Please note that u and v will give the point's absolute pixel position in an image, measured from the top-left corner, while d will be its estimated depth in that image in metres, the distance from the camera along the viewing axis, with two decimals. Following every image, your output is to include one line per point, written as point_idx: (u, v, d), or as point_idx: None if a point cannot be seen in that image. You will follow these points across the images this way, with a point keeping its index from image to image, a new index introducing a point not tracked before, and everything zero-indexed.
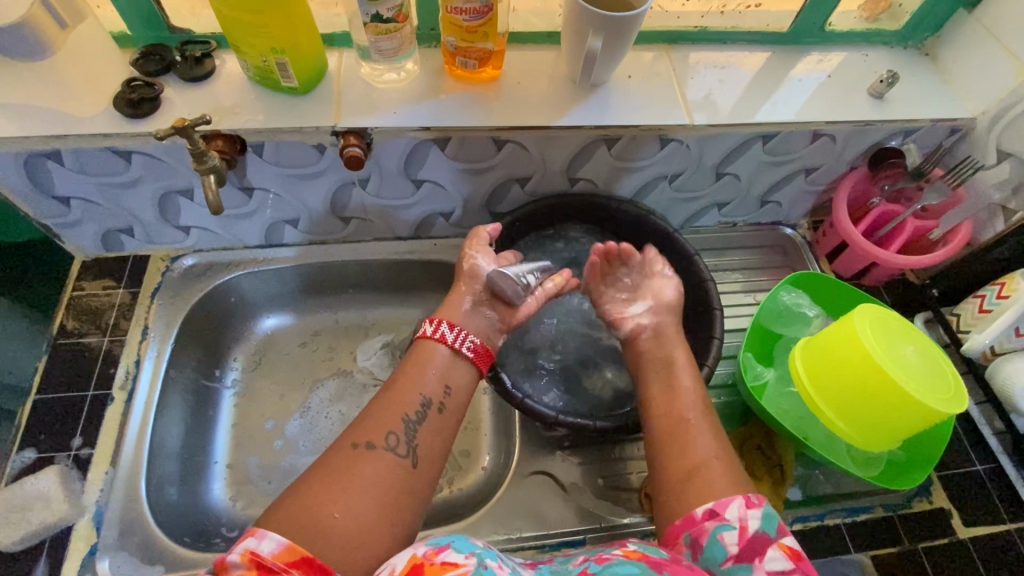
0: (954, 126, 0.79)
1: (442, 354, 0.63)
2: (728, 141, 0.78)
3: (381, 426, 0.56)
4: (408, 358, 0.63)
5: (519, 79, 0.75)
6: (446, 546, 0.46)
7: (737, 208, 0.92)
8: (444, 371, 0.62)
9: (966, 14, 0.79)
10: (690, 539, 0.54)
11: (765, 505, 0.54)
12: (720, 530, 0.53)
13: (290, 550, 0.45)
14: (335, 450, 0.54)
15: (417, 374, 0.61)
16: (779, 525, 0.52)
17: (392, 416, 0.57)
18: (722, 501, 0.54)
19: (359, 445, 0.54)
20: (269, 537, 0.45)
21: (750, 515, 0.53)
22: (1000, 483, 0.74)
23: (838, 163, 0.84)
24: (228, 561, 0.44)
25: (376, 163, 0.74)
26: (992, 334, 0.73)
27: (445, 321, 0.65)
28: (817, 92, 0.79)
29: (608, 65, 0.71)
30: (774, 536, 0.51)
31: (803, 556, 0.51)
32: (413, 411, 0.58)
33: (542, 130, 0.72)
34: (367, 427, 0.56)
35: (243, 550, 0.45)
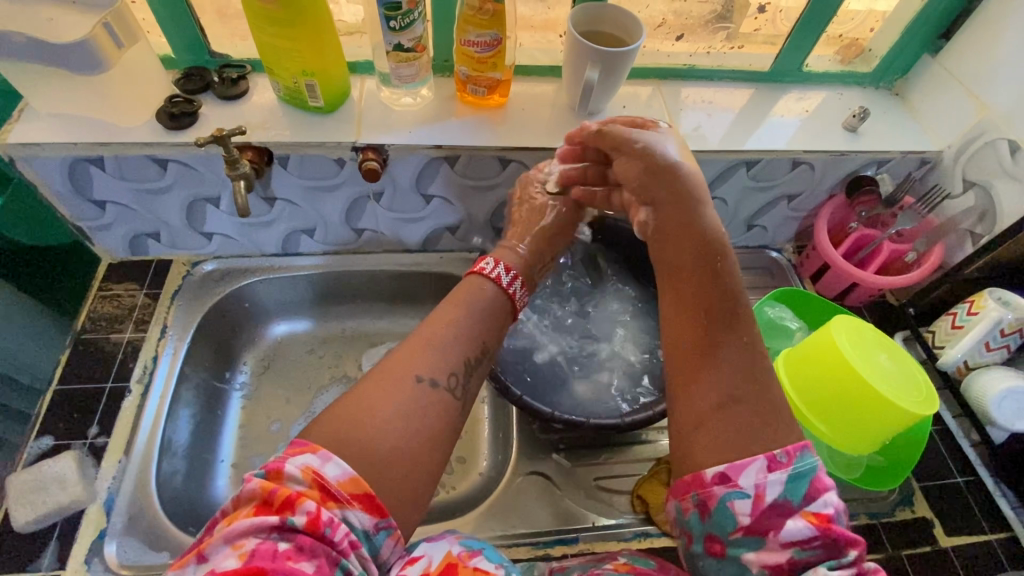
0: (924, 158, 0.86)
1: (494, 297, 0.65)
2: (715, 167, 0.85)
3: (432, 363, 0.57)
4: (457, 295, 0.64)
5: (524, 107, 0.82)
6: (478, 551, 0.52)
7: (725, 230, 0.98)
8: (494, 317, 0.65)
9: (930, 58, 0.87)
10: (698, 500, 0.49)
11: (793, 465, 0.47)
12: (732, 496, 0.47)
13: (354, 482, 0.47)
14: (391, 376, 0.55)
15: (474, 314, 0.63)
16: (807, 494, 0.46)
17: (447, 354, 0.58)
18: (738, 465, 0.48)
19: (414, 376, 0.55)
20: (335, 462, 0.47)
21: (770, 482, 0.47)
22: (980, 495, 0.77)
23: (817, 190, 0.91)
24: (288, 474, 0.46)
25: (391, 177, 0.80)
26: (962, 349, 0.78)
27: (503, 265, 0.68)
28: (796, 125, 0.86)
29: (605, 95, 0.78)
30: (795, 505, 0.46)
31: (830, 522, 0.46)
32: (467, 349, 0.60)
33: (543, 152, 0.79)
34: (420, 361, 0.57)
35: (307, 467, 0.46)
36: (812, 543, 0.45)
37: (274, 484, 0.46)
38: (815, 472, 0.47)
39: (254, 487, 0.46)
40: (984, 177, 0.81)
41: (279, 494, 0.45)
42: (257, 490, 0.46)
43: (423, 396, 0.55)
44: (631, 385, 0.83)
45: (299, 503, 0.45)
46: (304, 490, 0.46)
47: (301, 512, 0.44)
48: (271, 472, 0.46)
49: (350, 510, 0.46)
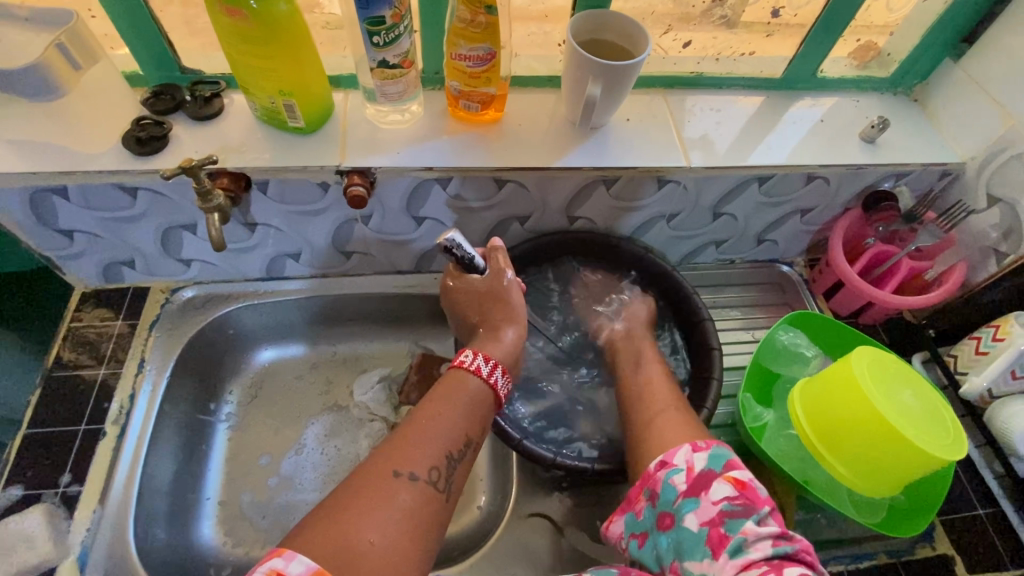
0: (945, 170, 0.81)
1: (477, 386, 0.63)
2: (725, 183, 0.79)
3: (417, 456, 0.55)
4: (440, 386, 0.63)
5: (520, 122, 0.76)
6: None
7: (734, 246, 0.93)
8: (473, 404, 0.62)
9: (952, 62, 0.82)
10: (649, 491, 0.57)
11: (712, 449, 0.57)
12: (671, 474, 0.56)
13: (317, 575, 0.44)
14: (368, 473, 0.53)
15: (458, 403, 0.61)
16: (726, 462, 0.55)
17: (431, 444, 0.57)
18: (670, 451, 0.58)
19: (394, 471, 0.53)
20: (299, 559, 0.45)
21: (696, 456, 0.56)
22: (1005, 529, 0.73)
23: (832, 203, 0.86)
24: None
25: (379, 200, 0.75)
26: (989, 377, 0.73)
27: (497, 367, 0.65)
28: (811, 137, 0.81)
29: (607, 109, 0.72)
30: (718, 471, 0.54)
31: (748, 484, 0.53)
32: (455, 447, 0.58)
33: (542, 171, 0.74)
34: (404, 454, 0.55)
35: (269, 570, 0.44)
36: (736, 500, 0.51)
37: None
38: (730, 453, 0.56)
39: None
40: (1010, 193, 0.76)
41: None
42: None
43: (400, 497, 0.52)
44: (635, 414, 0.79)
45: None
46: None
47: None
48: None
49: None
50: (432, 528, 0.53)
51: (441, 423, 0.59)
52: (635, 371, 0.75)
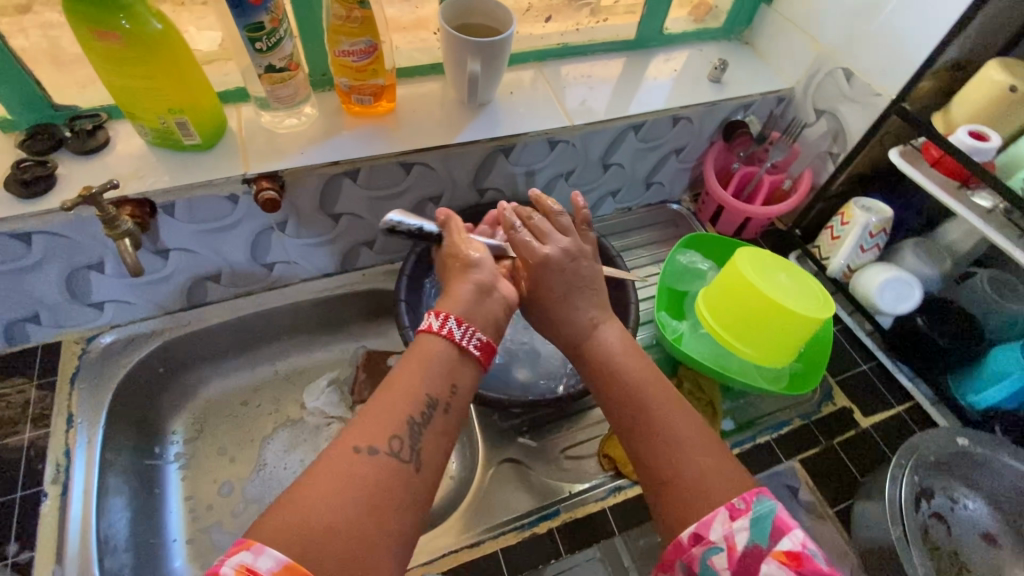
0: (780, 96, 0.97)
1: (444, 351, 0.54)
2: (606, 136, 0.89)
3: (380, 427, 0.48)
4: (406, 355, 0.54)
5: (413, 109, 0.81)
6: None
7: (628, 193, 1.04)
8: (436, 368, 0.53)
9: (766, 7, 0.98)
10: (683, 566, 0.48)
11: (751, 509, 0.47)
12: (710, 554, 0.46)
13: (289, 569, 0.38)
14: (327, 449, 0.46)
15: (424, 365, 0.53)
16: (773, 531, 0.46)
17: (393, 411, 0.49)
18: (703, 522, 0.47)
19: (352, 447, 0.46)
20: (268, 552, 0.39)
21: (737, 531, 0.46)
22: (885, 376, 0.89)
23: (699, 140, 0.99)
24: (217, 573, 0.38)
25: (292, 204, 0.77)
26: (845, 255, 0.89)
27: (453, 317, 0.56)
28: (669, 84, 0.93)
29: (489, 84, 0.79)
30: (766, 548, 0.45)
31: (803, 555, 0.45)
32: (422, 413, 0.50)
33: (443, 149, 0.79)
34: (367, 427, 0.48)
35: (238, 566, 0.38)
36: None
37: None
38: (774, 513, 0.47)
39: None
40: (829, 105, 0.92)
41: None
42: None
43: (364, 468, 0.45)
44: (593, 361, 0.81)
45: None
46: None
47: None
48: None
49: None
50: (406, 498, 0.46)
51: (408, 391, 0.51)
52: (615, 387, 0.59)
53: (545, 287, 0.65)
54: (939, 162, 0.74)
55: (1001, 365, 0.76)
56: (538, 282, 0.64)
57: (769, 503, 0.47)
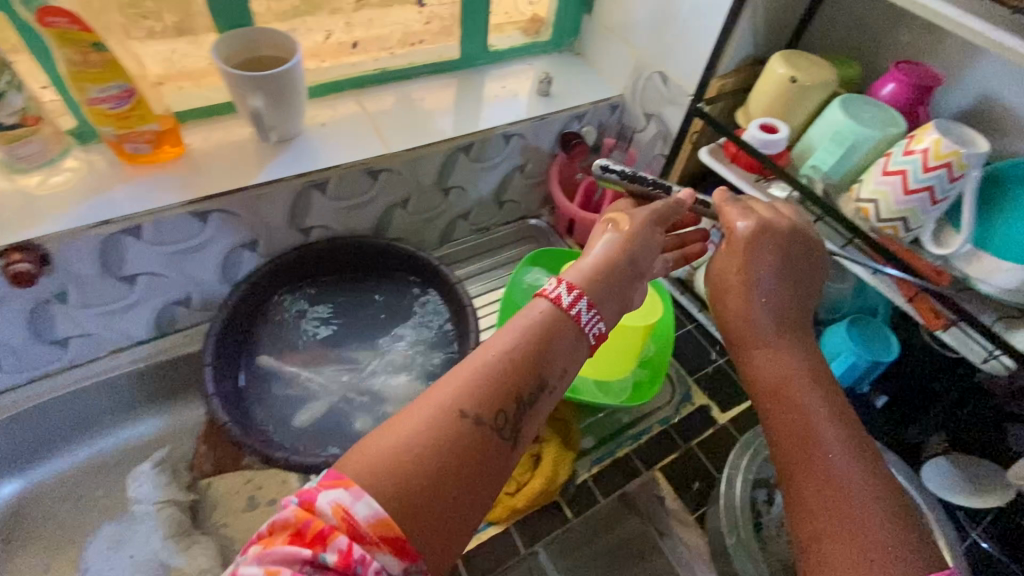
0: (612, 104, 0.97)
1: (546, 315, 0.45)
2: (434, 161, 0.85)
3: (486, 386, 0.41)
4: (517, 317, 0.46)
5: (208, 151, 0.74)
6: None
7: (481, 213, 1.01)
8: (539, 339, 0.44)
9: (588, 17, 0.98)
10: None
11: None
12: None
13: (387, 520, 0.35)
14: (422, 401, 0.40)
15: (515, 342, 0.43)
16: None
17: (499, 382, 0.41)
18: None
19: (459, 411, 0.39)
20: (367, 496, 0.35)
21: None
22: (738, 367, 0.90)
23: (540, 153, 0.98)
24: (318, 502, 0.35)
25: (66, 272, 0.68)
26: None
27: (584, 298, 0.47)
28: (498, 99, 0.92)
29: (287, 117, 0.74)
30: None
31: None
32: (531, 381, 0.43)
33: (243, 192, 0.72)
34: (462, 389, 0.40)
35: (335, 503, 0.34)
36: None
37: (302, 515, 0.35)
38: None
39: (294, 509, 0.35)
40: (654, 109, 0.93)
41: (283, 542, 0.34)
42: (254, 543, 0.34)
43: (478, 438, 0.39)
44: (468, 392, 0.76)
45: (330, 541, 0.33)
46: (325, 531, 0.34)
47: (334, 549, 0.33)
48: (297, 499, 0.35)
49: (382, 555, 0.34)
50: (484, 480, 0.39)
51: (493, 357, 0.42)
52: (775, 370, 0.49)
53: (738, 257, 0.55)
54: (736, 157, 0.76)
55: (834, 348, 0.79)
56: (748, 275, 0.54)
57: None
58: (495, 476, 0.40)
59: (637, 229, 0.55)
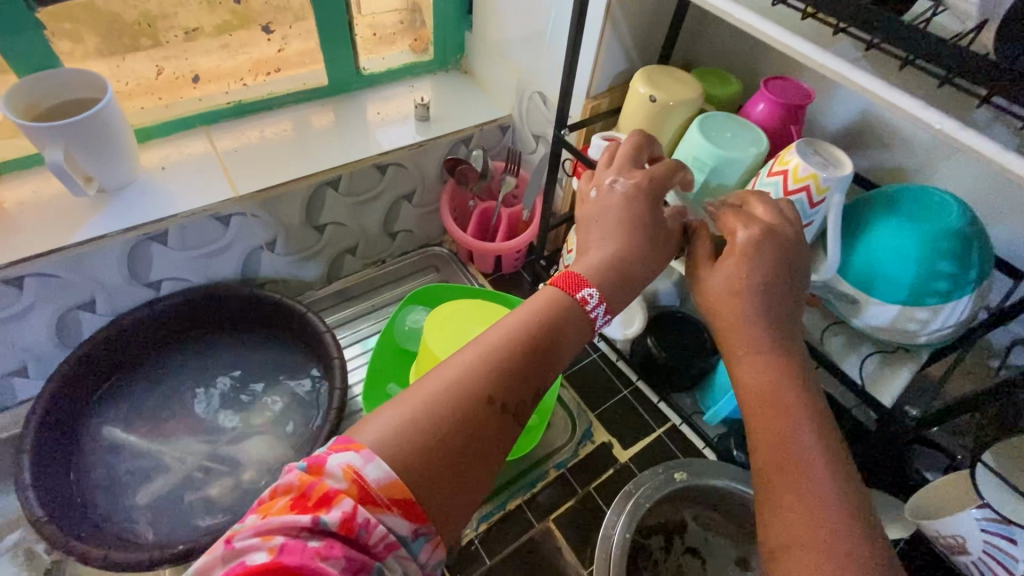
0: (501, 125, 0.92)
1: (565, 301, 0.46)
2: (297, 199, 0.79)
3: (497, 372, 0.41)
4: (537, 297, 0.46)
5: (25, 208, 0.67)
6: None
7: (371, 246, 0.95)
8: (564, 311, 0.46)
9: (470, 33, 0.92)
10: None
11: None
12: None
13: (400, 485, 0.35)
14: (443, 377, 0.40)
15: (541, 314, 0.45)
16: None
17: (519, 363, 0.42)
18: None
19: (483, 391, 0.40)
20: (378, 461, 0.35)
21: None
22: (643, 398, 0.85)
23: (427, 181, 0.92)
24: (326, 464, 0.34)
25: None
26: None
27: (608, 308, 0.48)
28: (371, 128, 0.85)
29: (112, 164, 0.67)
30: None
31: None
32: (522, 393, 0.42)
33: (59, 253, 0.65)
34: (489, 370, 0.41)
35: (346, 466, 0.34)
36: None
37: (306, 478, 0.34)
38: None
39: (293, 474, 0.34)
40: (541, 129, 0.87)
41: (313, 492, 0.33)
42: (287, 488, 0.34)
43: (496, 422, 0.40)
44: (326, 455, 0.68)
45: (338, 499, 0.33)
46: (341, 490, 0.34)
47: (338, 510, 0.32)
48: (306, 462, 0.35)
49: (394, 516, 0.34)
50: (497, 454, 0.40)
51: (552, 335, 0.44)
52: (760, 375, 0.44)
53: (737, 277, 0.46)
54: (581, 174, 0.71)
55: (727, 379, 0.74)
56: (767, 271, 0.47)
57: None
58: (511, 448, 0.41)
59: (616, 212, 0.50)
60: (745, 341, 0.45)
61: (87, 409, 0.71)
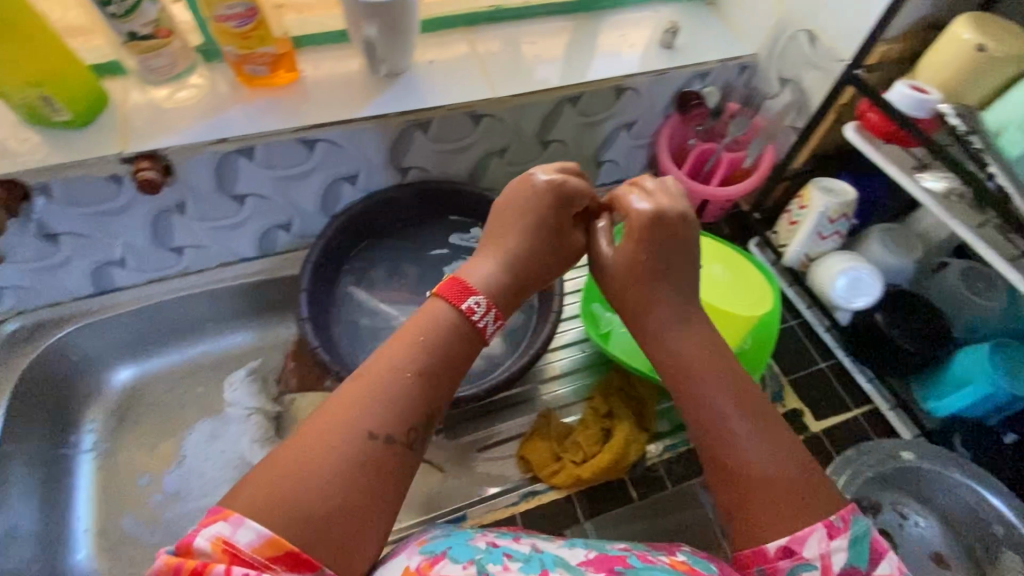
0: (742, 64, 0.86)
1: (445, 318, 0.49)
2: (539, 109, 0.81)
3: (361, 411, 0.42)
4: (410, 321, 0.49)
5: (320, 79, 0.74)
6: (442, 556, 0.41)
7: (577, 171, 0.96)
8: (457, 335, 0.49)
9: None
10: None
11: (851, 529, 0.41)
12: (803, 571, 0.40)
13: (273, 544, 0.36)
14: (335, 413, 0.42)
15: (427, 334, 0.47)
16: (870, 553, 0.41)
17: (401, 403, 0.43)
18: (800, 538, 0.41)
19: (365, 429, 0.41)
20: (248, 525, 0.36)
21: (836, 549, 0.40)
22: (840, 373, 0.82)
23: (652, 113, 0.90)
24: (194, 545, 0.36)
25: (186, 185, 0.72)
26: (801, 243, 0.80)
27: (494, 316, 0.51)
28: (615, 47, 0.84)
29: (399, 52, 0.71)
30: (865, 570, 0.40)
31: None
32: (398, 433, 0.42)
33: (348, 125, 0.72)
34: (347, 416, 0.42)
35: (215, 538, 0.35)
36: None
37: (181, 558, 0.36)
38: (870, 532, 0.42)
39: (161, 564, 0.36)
40: (794, 72, 0.81)
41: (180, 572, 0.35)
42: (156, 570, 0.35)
43: (382, 457, 0.41)
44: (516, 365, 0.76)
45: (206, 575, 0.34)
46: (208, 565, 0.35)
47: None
48: (175, 548, 0.36)
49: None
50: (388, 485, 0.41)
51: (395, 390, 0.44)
52: (661, 351, 0.51)
53: (635, 265, 0.53)
54: (867, 116, 0.68)
55: (966, 370, 0.69)
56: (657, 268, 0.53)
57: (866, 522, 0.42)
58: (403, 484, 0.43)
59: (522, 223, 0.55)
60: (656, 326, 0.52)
61: (339, 266, 0.83)
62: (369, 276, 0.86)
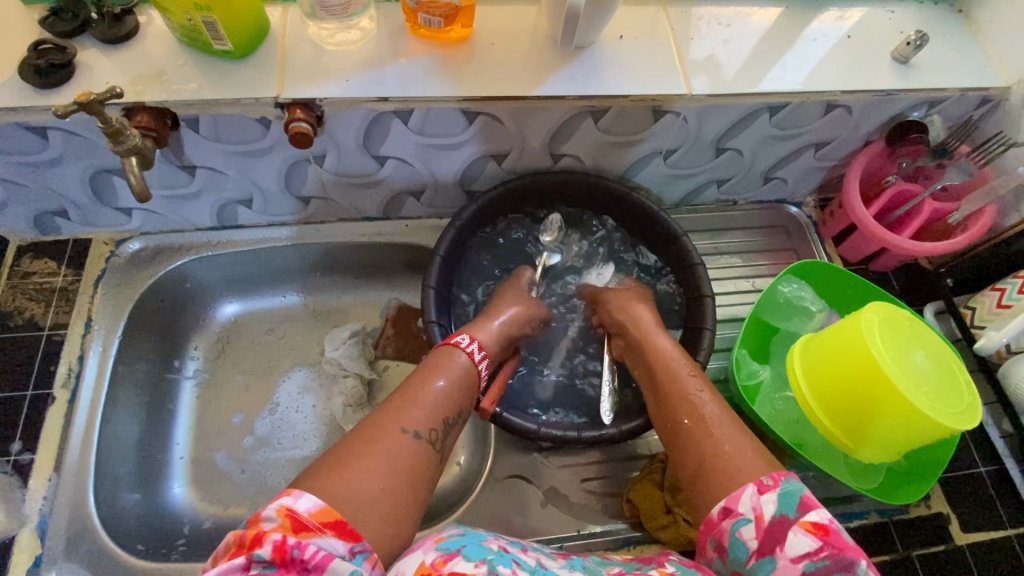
0: (985, 97, 0.70)
1: (465, 367, 0.61)
2: (731, 113, 0.68)
3: (393, 418, 0.54)
4: (429, 360, 0.62)
5: (493, 40, 0.65)
6: (457, 553, 0.45)
7: (739, 184, 0.83)
8: (467, 376, 0.61)
9: None
10: (714, 542, 0.49)
11: (780, 485, 0.49)
12: (738, 526, 0.48)
13: (326, 511, 0.45)
14: (380, 424, 0.53)
15: (452, 372, 0.60)
16: (800, 502, 0.47)
17: (436, 408, 0.56)
18: (733, 496, 0.49)
19: (399, 426, 0.53)
20: (307, 496, 0.45)
21: (765, 500, 0.48)
22: (1003, 486, 0.71)
23: (852, 136, 0.75)
24: (260, 516, 0.44)
25: (331, 137, 0.65)
26: (1010, 332, 0.67)
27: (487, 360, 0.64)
28: (838, 50, 0.69)
29: (595, 23, 0.61)
30: (794, 517, 0.46)
31: (831, 528, 0.45)
32: (449, 415, 0.57)
33: (518, 102, 0.63)
34: (406, 413, 0.55)
35: (279, 507, 0.44)
36: (821, 553, 0.44)
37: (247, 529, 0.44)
38: (801, 492, 0.48)
39: (230, 537, 0.44)
40: None
41: (249, 535, 0.43)
42: (236, 535, 0.44)
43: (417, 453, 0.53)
44: (637, 396, 0.74)
45: (267, 535, 0.42)
46: (274, 528, 0.43)
47: (267, 543, 0.42)
48: (246, 520, 0.44)
49: (324, 537, 0.44)
50: (420, 483, 0.51)
51: (430, 385, 0.58)
52: (676, 403, 0.59)
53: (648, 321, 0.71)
54: None
55: None
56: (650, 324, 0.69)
57: (797, 484, 0.49)
58: (427, 481, 0.52)
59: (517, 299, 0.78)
60: (673, 381, 0.61)
61: (466, 252, 0.78)
62: (496, 265, 0.80)
